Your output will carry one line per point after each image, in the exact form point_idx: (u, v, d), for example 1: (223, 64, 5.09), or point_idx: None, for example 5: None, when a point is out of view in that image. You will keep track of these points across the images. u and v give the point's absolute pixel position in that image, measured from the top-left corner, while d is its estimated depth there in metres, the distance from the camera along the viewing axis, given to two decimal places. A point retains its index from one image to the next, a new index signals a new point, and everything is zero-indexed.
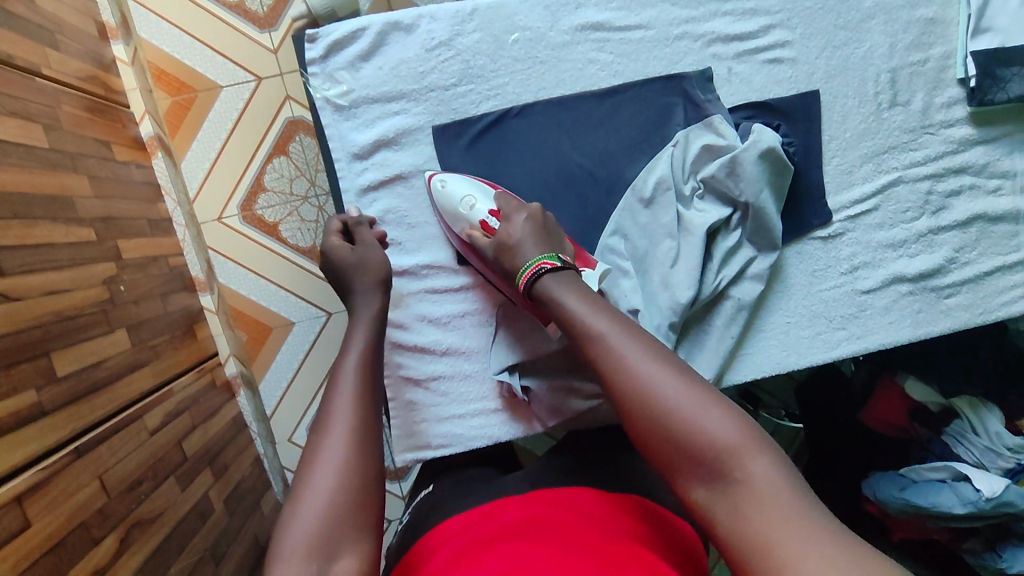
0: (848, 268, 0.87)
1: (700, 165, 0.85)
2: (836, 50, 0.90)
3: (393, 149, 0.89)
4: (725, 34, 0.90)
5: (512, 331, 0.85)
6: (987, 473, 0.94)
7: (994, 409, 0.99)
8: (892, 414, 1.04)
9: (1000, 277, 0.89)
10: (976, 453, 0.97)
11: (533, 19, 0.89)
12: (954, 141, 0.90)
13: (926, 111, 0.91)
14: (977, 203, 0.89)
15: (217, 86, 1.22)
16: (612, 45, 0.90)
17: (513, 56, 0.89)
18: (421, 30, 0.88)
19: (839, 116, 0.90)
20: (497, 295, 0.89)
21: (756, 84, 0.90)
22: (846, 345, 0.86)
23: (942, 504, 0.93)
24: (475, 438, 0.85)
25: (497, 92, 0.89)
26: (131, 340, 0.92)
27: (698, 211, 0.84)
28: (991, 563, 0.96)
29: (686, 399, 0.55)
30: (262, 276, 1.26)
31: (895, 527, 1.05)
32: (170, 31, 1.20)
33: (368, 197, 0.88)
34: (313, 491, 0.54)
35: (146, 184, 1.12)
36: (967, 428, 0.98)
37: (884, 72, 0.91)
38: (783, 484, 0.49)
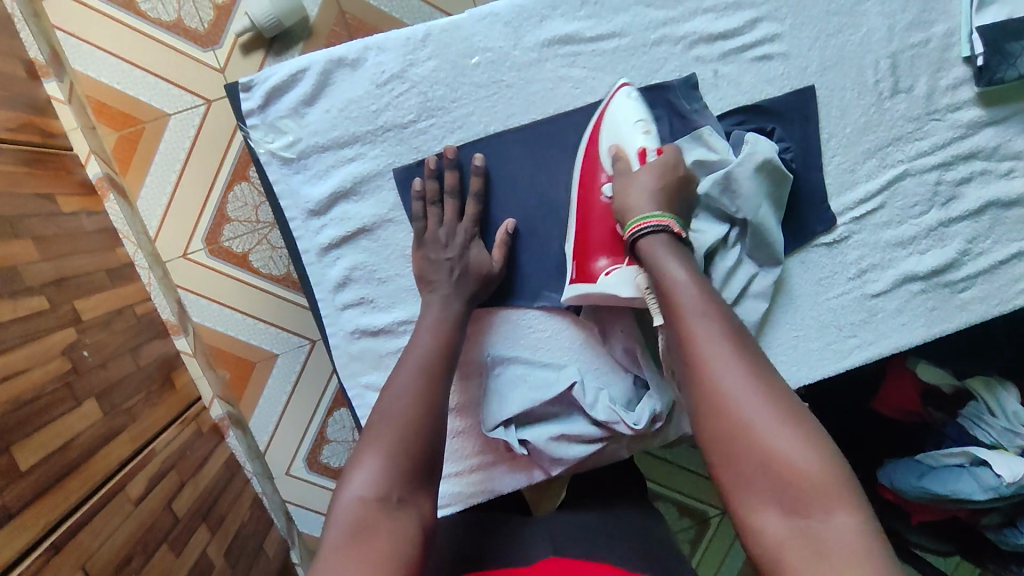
0: (857, 272, 0.82)
1: None
2: (829, 39, 0.83)
3: (353, 200, 0.82)
4: (708, 34, 0.83)
5: (504, 383, 0.80)
6: (1004, 455, 0.90)
7: (1010, 386, 0.95)
8: (905, 400, 0.99)
9: (1016, 264, 0.84)
10: (994, 434, 0.92)
11: (494, 38, 0.82)
12: (962, 126, 0.84)
13: (930, 96, 0.84)
14: (989, 188, 0.84)
15: (164, 114, 1.13)
16: (584, 59, 0.83)
17: (476, 82, 0.82)
18: (369, 63, 0.81)
19: (838, 110, 0.83)
20: (482, 344, 0.82)
21: (746, 85, 0.83)
22: (858, 353, 0.82)
23: (962, 491, 0.89)
24: (477, 494, 0.81)
25: (462, 124, 0.83)
26: (103, 409, 0.87)
27: (694, 232, 0.77)
28: (1011, 539, 0.96)
29: (776, 426, 0.55)
30: (238, 310, 1.20)
31: (914, 510, 1.01)
32: (109, 62, 1.11)
33: (331, 255, 0.82)
34: (380, 437, 0.60)
35: (101, 232, 1.05)
36: (984, 410, 0.93)
37: (883, 58, 0.84)
38: (863, 544, 0.50)
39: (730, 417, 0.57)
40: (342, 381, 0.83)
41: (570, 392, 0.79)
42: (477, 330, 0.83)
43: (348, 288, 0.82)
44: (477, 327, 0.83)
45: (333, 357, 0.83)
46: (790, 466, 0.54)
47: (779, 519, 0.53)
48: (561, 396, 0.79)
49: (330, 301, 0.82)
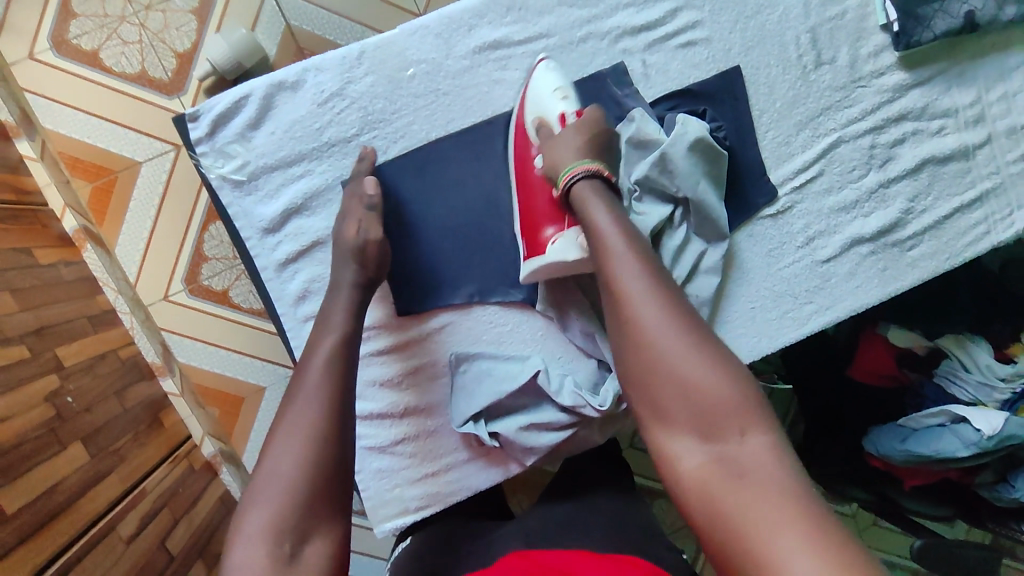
0: (805, 240, 0.84)
1: (632, 167, 0.80)
2: (748, 21, 0.86)
3: (305, 215, 0.85)
4: (631, 27, 0.86)
5: (470, 379, 0.82)
6: (983, 411, 0.92)
7: (979, 340, 0.96)
8: (881, 366, 1.00)
9: (962, 216, 0.86)
10: (971, 390, 0.95)
11: (426, 50, 0.85)
12: (888, 90, 0.87)
13: (854, 65, 0.87)
14: (923, 147, 0.86)
15: (135, 162, 1.17)
16: (516, 61, 0.87)
17: (413, 93, 0.85)
18: (309, 84, 0.84)
19: (766, 87, 0.86)
20: (448, 343, 0.85)
21: (673, 72, 0.87)
22: (817, 318, 0.84)
23: (945, 449, 0.90)
24: (456, 491, 0.82)
25: (405, 134, 0.86)
26: (89, 452, 0.88)
27: (639, 215, 0.78)
28: (1005, 494, 0.99)
29: (692, 355, 0.57)
30: (224, 347, 1.22)
31: (905, 476, 1.01)
32: (77, 118, 1.15)
33: (288, 269, 0.85)
34: (276, 479, 0.58)
35: (80, 281, 1.07)
36: (958, 366, 0.95)
37: (802, 33, 0.87)
38: (775, 462, 0.52)
39: (647, 350, 0.59)
40: None
41: (535, 380, 0.80)
42: (441, 330, 0.85)
43: (308, 301, 0.85)
44: (440, 326, 0.85)
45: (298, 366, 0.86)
46: (707, 391, 0.56)
47: (699, 445, 0.55)
48: (527, 388, 0.81)
49: (292, 314, 0.85)
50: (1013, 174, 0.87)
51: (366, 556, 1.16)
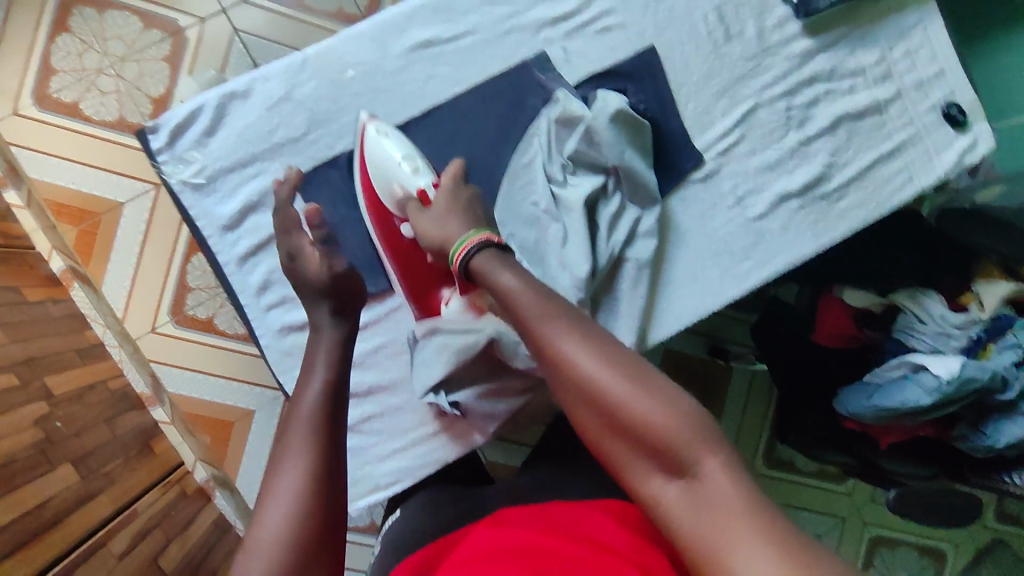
0: (734, 200, 0.90)
1: (563, 142, 0.86)
2: (657, 5, 0.92)
3: (261, 211, 0.91)
4: (551, 18, 0.93)
5: (428, 351, 0.85)
6: (942, 357, 0.94)
7: (931, 293, 0.99)
8: (839, 326, 1.03)
9: (883, 166, 0.92)
10: (929, 340, 0.98)
11: (363, 53, 0.91)
12: (796, 56, 0.92)
13: (761, 36, 0.92)
14: (838, 104, 0.92)
15: (118, 203, 1.23)
16: (446, 57, 0.92)
17: (354, 93, 0.91)
18: (257, 92, 0.90)
19: (681, 63, 0.92)
20: (404, 324, 0.92)
21: (593, 56, 0.93)
22: (755, 273, 0.89)
23: (910, 399, 0.92)
24: (423, 464, 0.87)
25: (348, 131, 0.92)
26: (79, 474, 0.91)
27: (573, 187, 0.85)
28: (981, 443, 1.00)
29: (634, 397, 0.53)
30: (213, 375, 1.27)
31: (882, 436, 1.02)
32: (62, 167, 1.22)
33: (249, 262, 0.91)
34: (258, 546, 0.52)
35: (68, 317, 1.11)
36: (914, 319, 0.99)
37: (710, 12, 0.92)
38: (737, 484, 0.49)
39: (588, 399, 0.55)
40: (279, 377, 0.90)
41: (489, 347, 0.82)
42: (395, 310, 0.92)
43: (269, 291, 0.91)
44: (394, 306, 0.92)
45: (266, 355, 0.91)
46: (656, 427, 0.52)
47: (665, 482, 0.51)
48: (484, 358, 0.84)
49: (256, 305, 0.91)
50: (925, 123, 0.93)
51: (359, 564, 1.18)
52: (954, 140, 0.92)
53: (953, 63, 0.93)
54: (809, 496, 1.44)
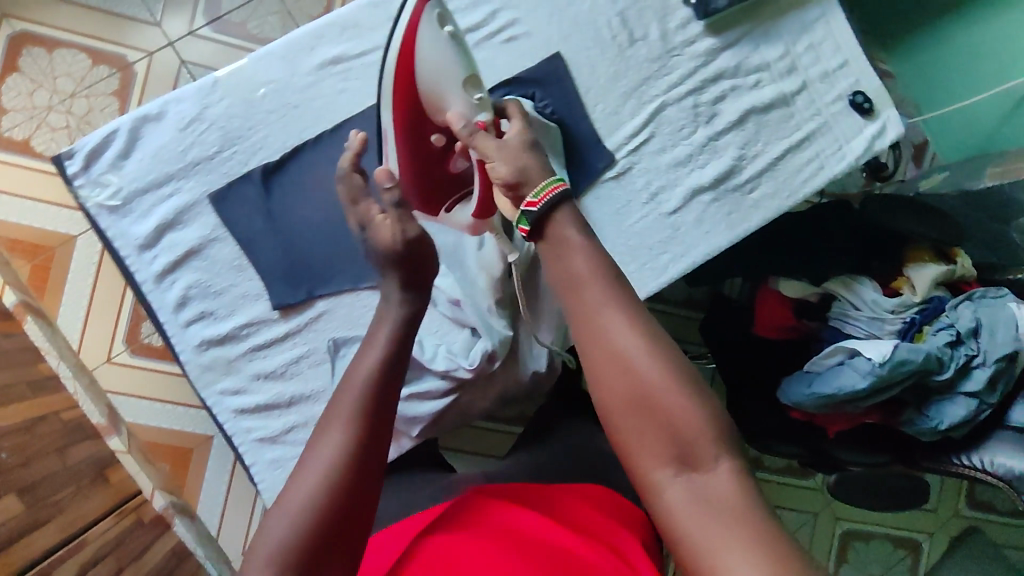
0: (648, 196, 0.94)
1: None
2: (559, 14, 0.96)
3: (178, 229, 0.95)
4: (460, 30, 0.94)
5: (347, 359, 0.94)
6: (875, 342, 0.95)
7: (864, 280, 1.00)
8: (776, 317, 1.05)
9: (793, 156, 0.96)
10: (863, 325, 1.00)
11: (275, 71, 0.95)
12: (701, 55, 0.96)
13: (664, 38, 0.96)
14: (743, 99, 0.96)
15: (70, 237, 1.25)
16: (355, 73, 0.97)
17: (267, 109, 0.95)
18: (170, 114, 0.93)
19: (587, 68, 0.96)
20: (322, 334, 0.97)
21: (502, 63, 0.95)
22: (674, 264, 0.94)
23: (846, 384, 0.93)
24: None
25: (261, 147, 0.95)
26: (25, 502, 0.87)
27: None
28: (924, 425, 0.98)
29: (667, 387, 0.54)
30: (170, 403, 1.28)
31: (827, 423, 1.03)
32: (11, 203, 1.23)
33: (166, 280, 0.95)
34: (269, 543, 0.53)
35: (18, 348, 1.09)
36: (847, 306, 1.00)
37: (613, 16, 0.96)
38: (741, 493, 0.51)
39: (621, 378, 0.55)
40: (201, 391, 0.95)
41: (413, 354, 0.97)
42: (315, 320, 0.96)
43: (187, 306, 0.95)
44: (313, 317, 0.96)
45: (188, 369, 0.95)
46: (678, 422, 0.53)
47: (673, 477, 0.53)
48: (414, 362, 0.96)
49: (174, 321, 0.95)
50: (835, 112, 0.96)
51: None
52: (863, 127, 0.97)
53: (856, 53, 0.97)
54: (777, 493, 1.44)
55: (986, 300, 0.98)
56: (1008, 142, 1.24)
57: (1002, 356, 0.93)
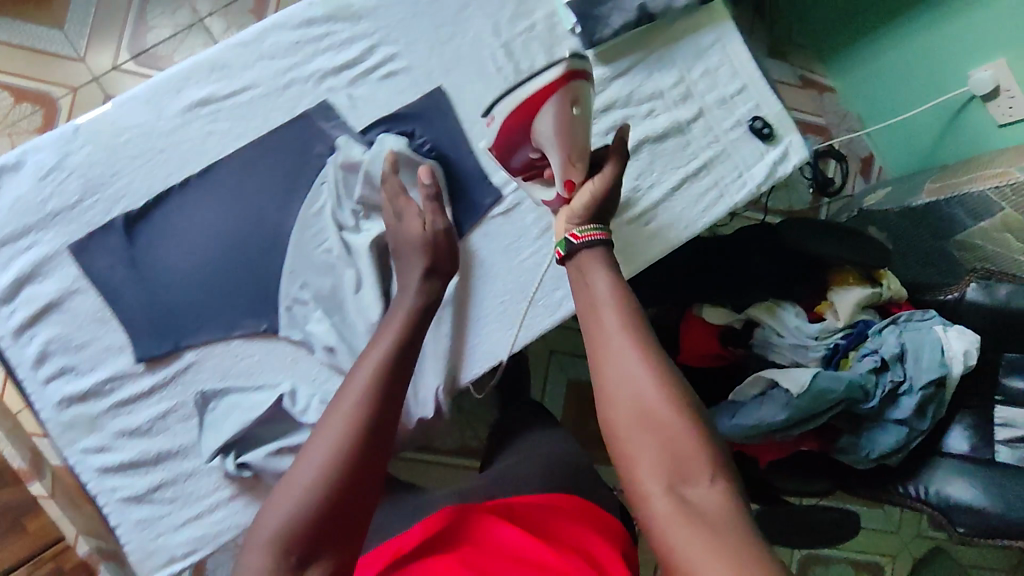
0: (538, 231, 0.77)
1: (351, 185, 0.72)
2: (444, 47, 0.74)
3: (38, 283, 0.70)
4: (333, 67, 0.72)
5: (220, 413, 0.72)
6: (792, 370, 0.93)
7: (788, 305, 0.97)
8: (703, 346, 1.02)
9: (694, 183, 0.78)
10: (789, 353, 0.97)
11: (136, 114, 0.70)
12: (589, 84, 0.76)
13: (549, 70, 0.75)
14: (636, 127, 0.77)
15: None
16: (226, 114, 0.71)
17: (132, 155, 0.70)
18: (27, 163, 0.69)
19: (469, 107, 0.74)
20: (194, 382, 0.72)
21: (382, 101, 0.73)
22: (550, 319, 0.77)
23: (765, 416, 0.91)
24: (222, 532, 0.73)
25: (124, 196, 0.70)
26: None
27: (366, 232, 0.73)
28: (858, 453, 0.94)
29: (670, 403, 0.51)
30: None
31: (761, 453, 1.00)
32: None
33: (25, 335, 0.69)
34: (267, 528, 0.50)
35: None
36: (771, 334, 0.97)
37: (496, 49, 0.75)
38: (730, 520, 0.46)
39: (624, 390, 0.52)
40: (60, 451, 0.71)
41: (280, 406, 0.71)
42: (193, 367, 0.72)
43: (48, 362, 0.70)
44: (190, 363, 0.72)
45: (50, 430, 0.71)
46: (676, 439, 0.49)
47: (664, 492, 0.48)
48: (276, 414, 0.72)
49: (32, 377, 0.70)
50: (731, 139, 0.79)
51: None
52: (762, 155, 0.79)
53: (755, 77, 0.80)
54: None
55: (913, 323, 0.95)
56: (944, 159, 1.22)
57: (926, 381, 0.91)
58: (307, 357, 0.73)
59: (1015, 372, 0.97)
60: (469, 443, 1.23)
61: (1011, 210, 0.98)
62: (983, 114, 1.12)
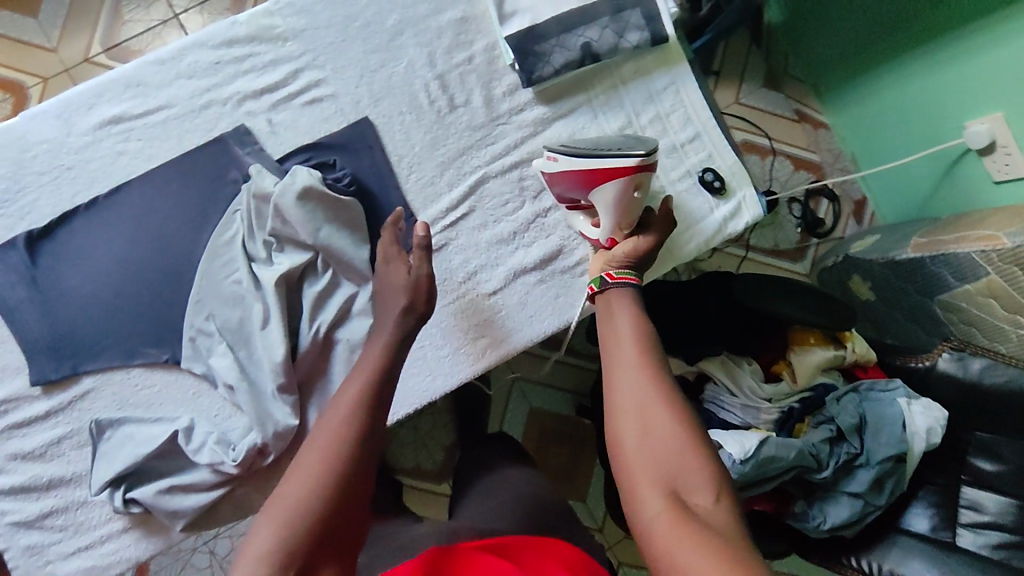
0: (464, 277, 0.74)
1: (265, 217, 0.69)
2: (374, 74, 0.75)
3: None
4: (252, 90, 0.73)
5: (115, 444, 0.66)
6: (736, 434, 0.84)
7: (743, 364, 0.91)
8: None
9: None
10: (738, 413, 0.90)
11: (47, 130, 0.70)
12: (529, 125, 0.77)
13: (489, 104, 0.76)
14: None
15: None
16: (138, 133, 0.71)
17: (38, 171, 0.70)
18: None
19: (401, 134, 0.75)
20: (93, 410, 0.68)
21: (303, 127, 0.73)
22: (492, 353, 0.73)
23: None
24: (109, 567, 0.66)
25: (30, 212, 0.70)
26: None
27: (276, 267, 0.68)
28: (809, 523, 0.83)
29: (680, 419, 0.49)
30: None
31: None
32: None
33: None
34: (266, 520, 0.44)
35: None
36: (723, 390, 0.91)
37: (431, 80, 0.76)
38: (735, 535, 0.43)
39: (633, 408, 0.50)
40: None
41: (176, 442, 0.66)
42: (93, 393, 0.68)
43: None
44: (91, 389, 0.68)
45: None
46: (684, 455, 0.47)
47: (666, 506, 0.45)
48: (172, 450, 0.67)
49: None
50: (680, 192, 0.77)
51: None
52: (712, 209, 0.77)
53: (710, 125, 0.79)
54: None
55: (873, 393, 0.87)
56: (939, 213, 1.08)
57: (886, 456, 0.81)
58: (211, 391, 0.69)
59: (982, 453, 0.84)
60: (424, 465, 1.04)
61: (996, 276, 0.79)
62: (977, 168, 0.96)
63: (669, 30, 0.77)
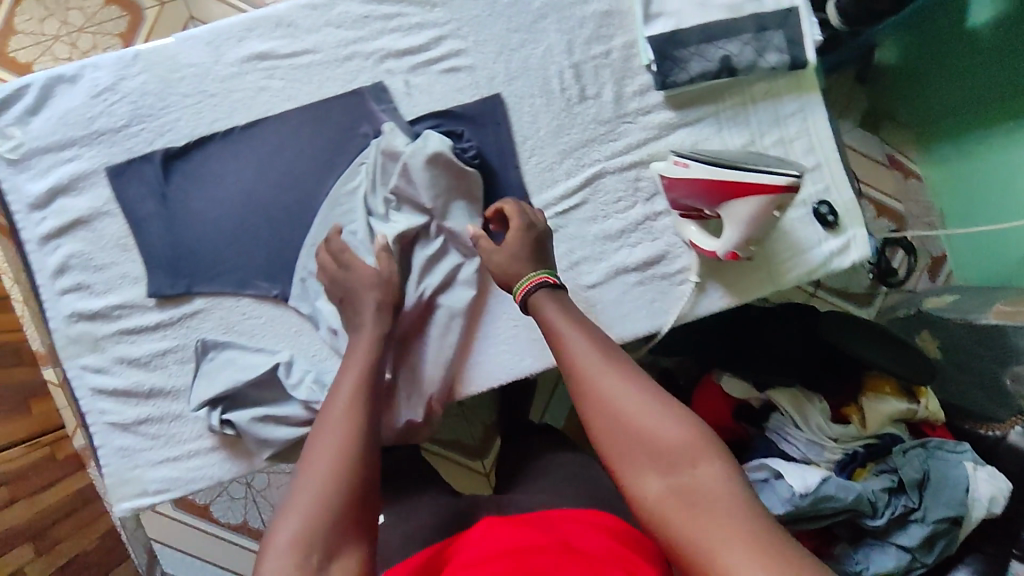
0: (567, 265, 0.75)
1: (389, 174, 0.71)
2: (512, 54, 0.76)
3: (72, 196, 0.71)
4: (394, 50, 0.74)
5: (218, 365, 0.69)
6: (802, 469, 0.85)
7: (818, 400, 0.90)
8: (716, 414, 0.96)
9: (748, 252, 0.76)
10: (801, 447, 0.89)
11: (196, 56, 0.72)
12: (654, 128, 0.77)
13: (618, 101, 0.77)
14: None
15: None
16: (282, 72, 0.73)
17: (182, 92, 0.72)
18: (85, 79, 0.71)
19: (529, 117, 0.76)
20: (200, 329, 0.71)
21: (437, 93, 0.75)
22: None
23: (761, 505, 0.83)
24: (193, 480, 0.69)
25: (169, 130, 0.72)
26: None
27: (393, 224, 0.69)
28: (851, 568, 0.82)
29: (650, 402, 0.46)
30: None
31: None
32: None
33: (51, 243, 0.71)
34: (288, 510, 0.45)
35: None
36: (788, 421, 0.90)
37: (566, 68, 0.76)
38: (735, 496, 0.41)
39: (601, 403, 0.47)
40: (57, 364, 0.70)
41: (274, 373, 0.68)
42: (202, 313, 0.71)
43: (66, 275, 0.71)
44: (201, 309, 0.71)
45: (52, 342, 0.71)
46: (662, 433, 0.44)
47: (657, 485, 0.43)
48: (270, 380, 0.69)
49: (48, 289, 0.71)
50: (792, 220, 0.77)
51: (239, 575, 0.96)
52: (822, 241, 0.76)
53: (833, 158, 0.78)
54: None
55: (941, 453, 0.85)
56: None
57: (942, 516, 0.79)
58: (311, 331, 0.71)
59: None
60: (463, 439, 1.05)
61: None
62: None
63: (809, 57, 0.76)
